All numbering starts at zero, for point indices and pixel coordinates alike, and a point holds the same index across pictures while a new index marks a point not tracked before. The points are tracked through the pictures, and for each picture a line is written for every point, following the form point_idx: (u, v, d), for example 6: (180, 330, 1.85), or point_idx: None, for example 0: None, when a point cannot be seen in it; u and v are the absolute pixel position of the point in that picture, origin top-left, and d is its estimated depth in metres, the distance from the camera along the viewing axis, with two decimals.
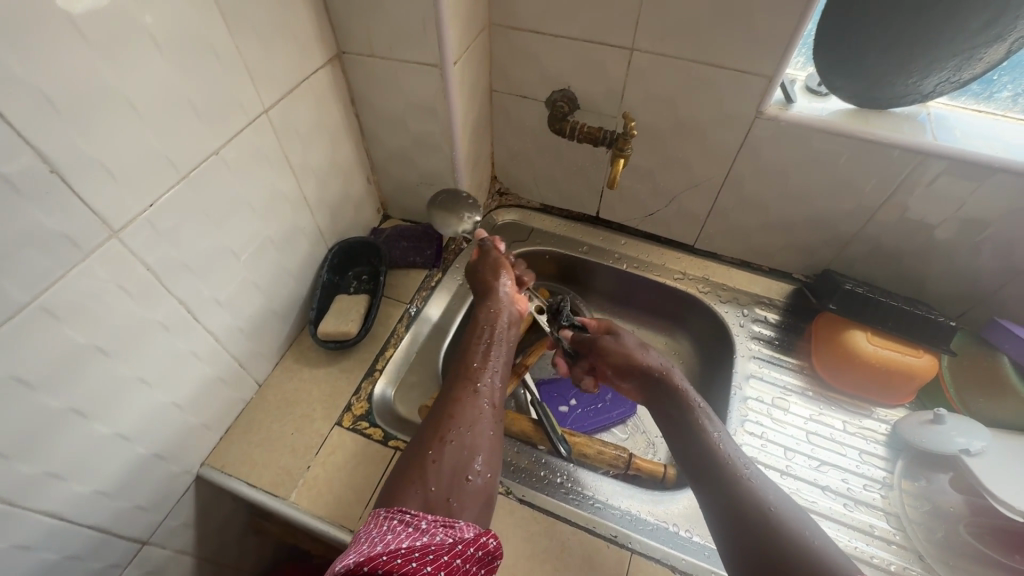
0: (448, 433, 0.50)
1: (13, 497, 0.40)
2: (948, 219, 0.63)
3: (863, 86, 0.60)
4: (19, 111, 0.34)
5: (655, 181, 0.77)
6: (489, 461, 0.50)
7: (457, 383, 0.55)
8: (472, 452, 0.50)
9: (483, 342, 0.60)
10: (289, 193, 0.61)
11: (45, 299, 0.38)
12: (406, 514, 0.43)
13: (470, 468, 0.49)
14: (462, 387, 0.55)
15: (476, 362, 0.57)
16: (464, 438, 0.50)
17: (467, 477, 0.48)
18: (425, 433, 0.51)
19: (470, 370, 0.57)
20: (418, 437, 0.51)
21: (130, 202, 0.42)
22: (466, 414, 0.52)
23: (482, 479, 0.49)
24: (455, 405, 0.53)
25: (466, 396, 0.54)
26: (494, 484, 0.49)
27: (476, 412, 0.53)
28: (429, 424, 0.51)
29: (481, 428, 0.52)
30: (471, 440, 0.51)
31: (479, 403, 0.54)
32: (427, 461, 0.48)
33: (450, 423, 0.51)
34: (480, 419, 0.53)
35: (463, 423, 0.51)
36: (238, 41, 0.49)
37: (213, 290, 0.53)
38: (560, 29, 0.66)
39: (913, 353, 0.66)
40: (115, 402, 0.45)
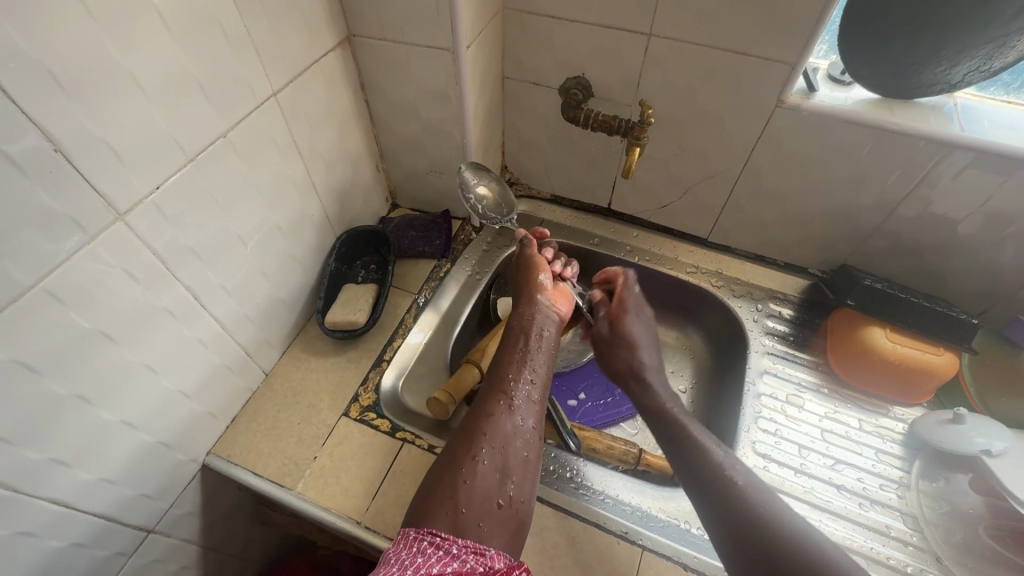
0: (481, 450, 0.49)
1: (17, 484, 0.39)
2: (973, 214, 0.61)
3: (889, 74, 0.58)
4: (21, 87, 0.32)
5: (669, 172, 0.75)
6: (520, 485, 0.49)
7: (492, 396, 0.54)
8: (505, 475, 0.48)
9: (519, 353, 0.58)
10: (297, 179, 0.60)
11: (49, 282, 0.37)
12: (436, 537, 0.42)
13: (502, 492, 0.48)
14: (497, 400, 0.53)
15: (512, 375, 0.56)
16: (498, 457, 0.49)
17: (498, 501, 0.47)
18: (458, 449, 0.49)
19: (506, 383, 0.55)
20: (449, 451, 0.50)
21: (135, 183, 0.41)
22: (500, 432, 0.51)
23: (514, 504, 0.48)
24: (489, 420, 0.51)
25: (500, 413, 0.52)
26: (524, 508, 0.48)
27: (511, 431, 0.51)
28: (462, 439, 0.50)
29: (514, 447, 0.50)
30: (505, 461, 0.49)
31: (514, 420, 0.52)
32: (459, 480, 0.47)
33: (485, 440, 0.50)
34: (514, 436, 0.51)
35: (497, 441, 0.50)
36: (248, 22, 0.47)
37: (220, 277, 0.52)
38: (575, 14, 0.64)
39: (934, 351, 0.64)
40: (121, 390, 0.45)
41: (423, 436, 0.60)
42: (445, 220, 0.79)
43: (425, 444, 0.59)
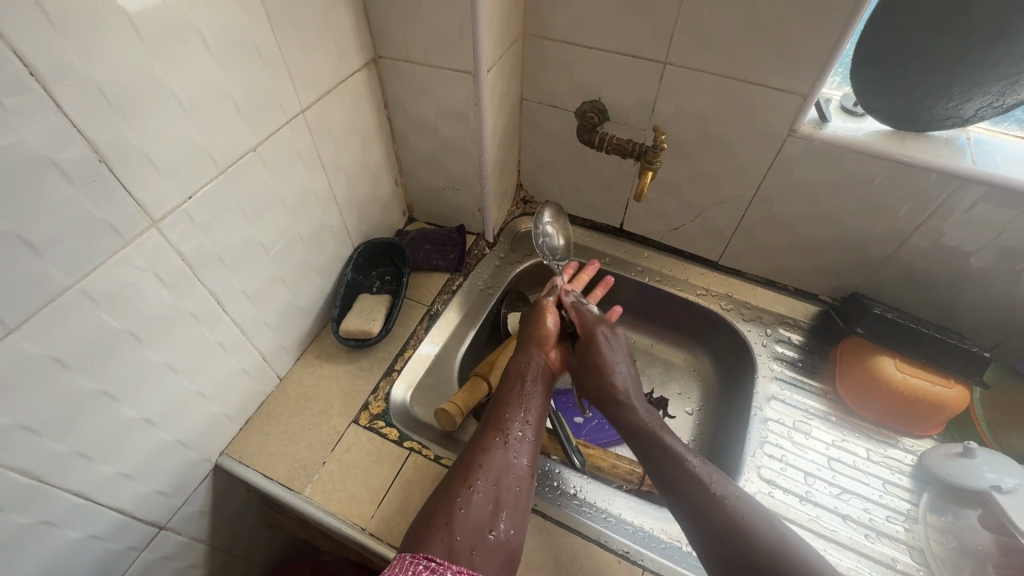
0: (475, 479, 0.50)
1: (44, 474, 0.41)
2: (985, 247, 0.61)
3: (901, 107, 0.59)
4: (73, 102, 0.35)
5: (682, 196, 0.76)
6: (514, 518, 0.49)
7: (490, 430, 0.54)
8: (499, 507, 0.49)
9: (517, 389, 0.59)
10: (319, 192, 0.62)
11: (85, 284, 0.39)
12: (432, 561, 0.42)
13: (496, 523, 0.48)
14: (493, 432, 0.54)
15: (511, 410, 0.56)
16: (491, 487, 0.49)
17: (491, 532, 0.47)
18: (454, 479, 0.50)
19: (504, 417, 0.55)
20: (447, 480, 0.50)
21: (169, 192, 0.43)
22: (496, 464, 0.51)
23: (506, 536, 0.47)
24: (486, 453, 0.52)
25: (496, 446, 0.52)
26: (517, 541, 0.48)
27: (506, 464, 0.51)
28: (458, 468, 0.51)
29: (509, 479, 0.51)
30: (498, 493, 0.49)
31: (508, 453, 0.52)
32: (455, 509, 0.47)
33: (481, 471, 0.50)
34: (508, 467, 0.51)
35: (493, 473, 0.50)
36: (281, 43, 0.50)
37: (242, 283, 0.54)
38: (593, 41, 0.66)
39: (944, 384, 0.64)
40: (144, 388, 0.47)
41: (429, 446, 0.61)
42: (460, 234, 0.81)
43: (431, 455, 0.60)
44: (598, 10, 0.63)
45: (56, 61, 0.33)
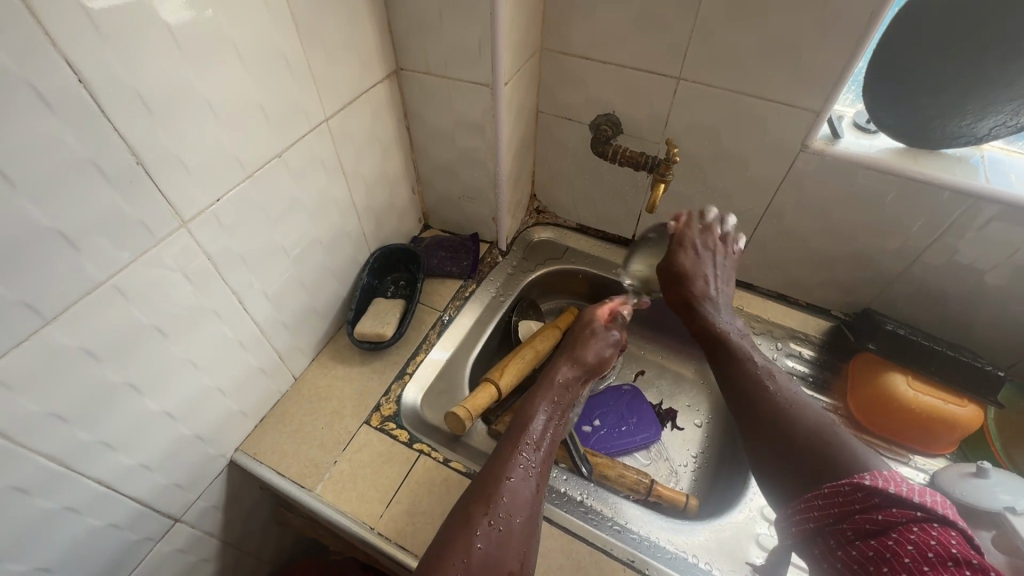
0: (495, 510, 0.45)
1: (70, 462, 0.43)
2: (1000, 265, 0.61)
3: (913, 124, 0.60)
4: (115, 107, 0.37)
5: (694, 209, 0.77)
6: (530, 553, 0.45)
7: (511, 453, 0.50)
8: (519, 543, 0.45)
9: (542, 412, 0.55)
10: (339, 198, 0.64)
11: (117, 279, 0.41)
12: None
13: (514, 560, 0.44)
14: (512, 459, 0.50)
15: (530, 433, 0.52)
16: (511, 519, 0.45)
17: (510, 571, 0.43)
18: (472, 508, 0.45)
19: (523, 442, 0.51)
20: (461, 509, 0.46)
21: (199, 194, 0.45)
22: (517, 496, 0.47)
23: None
24: (506, 482, 0.48)
25: (517, 474, 0.48)
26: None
27: (528, 496, 0.48)
28: (476, 495, 0.47)
29: (529, 510, 0.47)
30: (518, 527, 0.45)
31: (530, 484, 0.48)
32: (472, 542, 0.43)
33: (502, 503, 0.46)
34: (527, 499, 0.47)
35: (514, 505, 0.46)
36: (309, 55, 0.52)
37: (263, 284, 0.56)
38: (608, 56, 0.68)
39: (957, 402, 0.63)
40: (167, 382, 0.48)
41: (439, 449, 0.62)
42: (473, 243, 0.83)
43: (440, 457, 0.61)
44: (614, 26, 0.65)
45: (102, 70, 0.35)
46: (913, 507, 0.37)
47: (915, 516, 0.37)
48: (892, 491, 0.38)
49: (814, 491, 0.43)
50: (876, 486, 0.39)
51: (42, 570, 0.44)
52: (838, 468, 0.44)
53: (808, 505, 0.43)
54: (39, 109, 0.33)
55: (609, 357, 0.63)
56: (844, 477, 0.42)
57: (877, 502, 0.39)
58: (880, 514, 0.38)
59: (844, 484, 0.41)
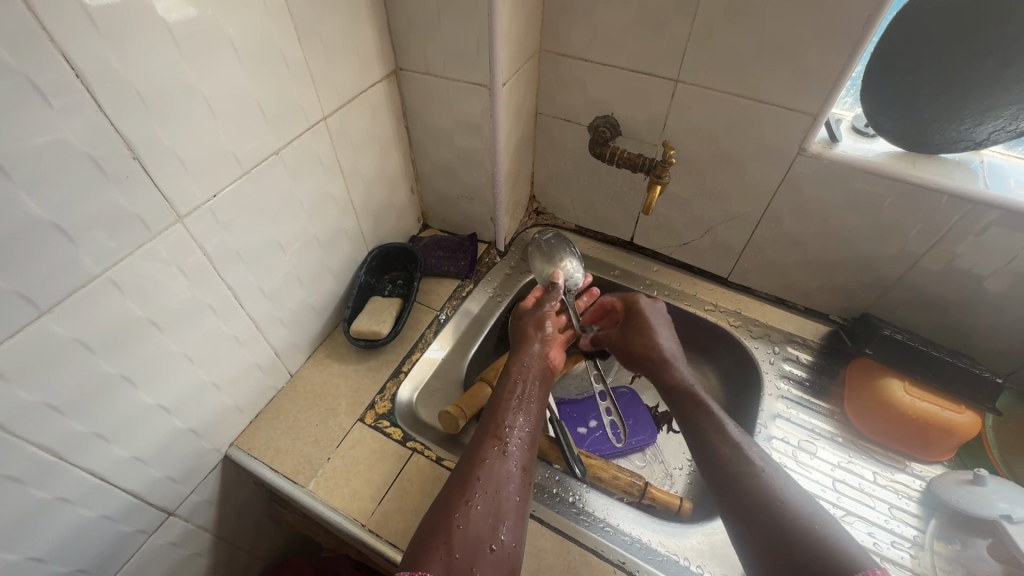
0: (473, 493, 0.46)
1: (63, 452, 0.43)
2: (999, 272, 0.60)
3: (912, 129, 0.59)
4: (112, 102, 0.38)
5: (691, 211, 0.77)
6: (514, 529, 0.45)
7: (486, 434, 0.51)
8: (498, 520, 0.45)
9: (514, 397, 0.55)
10: (337, 196, 0.65)
11: (113, 273, 0.42)
12: None
13: (496, 538, 0.44)
14: (486, 442, 0.50)
15: (505, 413, 0.53)
16: (489, 500, 0.46)
17: (492, 547, 0.43)
18: (452, 493, 0.46)
19: (497, 424, 0.52)
20: (443, 496, 0.47)
21: (195, 190, 0.46)
22: (496, 475, 0.47)
23: (510, 552, 0.44)
24: (483, 463, 0.48)
25: (493, 452, 0.49)
26: (518, 558, 0.44)
27: (507, 473, 0.48)
28: (455, 481, 0.47)
29: (507, 489, 0.47)
30: (497, 503, 0.46)
31: (507, 461, 0.49)
32: (453, 525, 0.44)
33: (479, 483, 0.47)
34: (503, 479, 0.47)
35: (492, 484, 0.47)
36: (308, 55, 0.53)
37: (259, 280, 0.57)
38: (607, 58, 0.68)
39: (955, 409, 0.63)
40: (162, 376, 0.49)
41: (432, 447, 0.62)
42: (471, 243, 0.84)
43: (433, 456, 0.61)
44: (612, 28, 0.65)
45: (100, 65, 0.36)
46: None
47: None
48: None
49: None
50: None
51: (36, 560, 0.45)
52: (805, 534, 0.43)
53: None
54: (36, 101, 0.34)
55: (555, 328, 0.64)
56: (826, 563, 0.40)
57: None
58: None
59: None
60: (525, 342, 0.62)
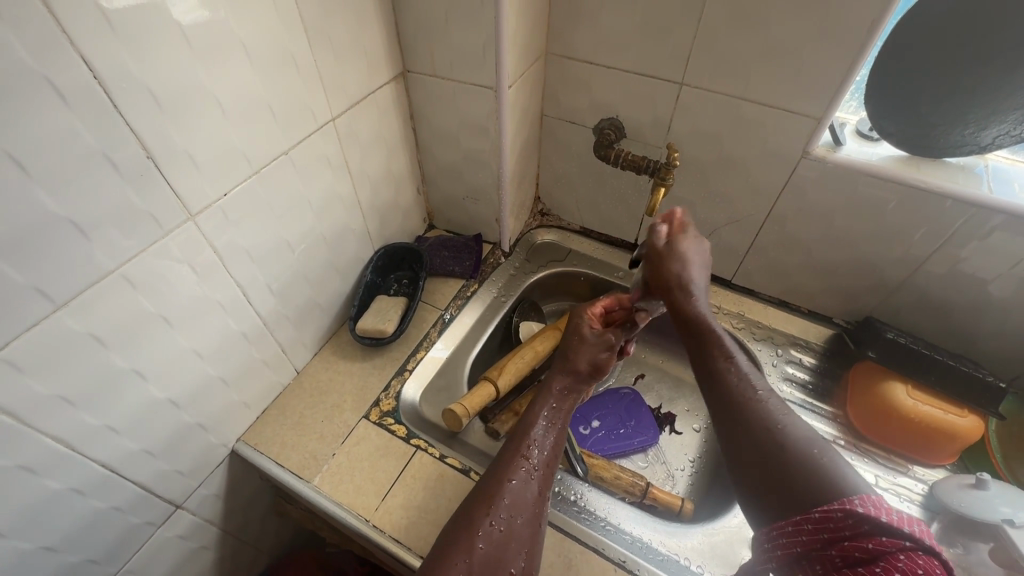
0: (497, 511, 0.46)
1: (76, 444, 0.44)
2: (1004, 276, 0.60)
3: (916, 134, 0.60)
4: (128, 102, 0.39)
5: (696, 214, 0.78)
6: (531, 554, 0.45)
7: (511, 456, 0.50)
8: (520, 544, 0.45)
9: (546, 417, 0.53)
10: (345, 196, 0.66)
11: (126, 269, 0.43)
12: None
13: (516, 560, 0.44)
14: (514, 461, 0.49)
15: (532, 436, 0.52)
16: (511, 522, 0.46)
17: (512, 570, 0.43)
18: (474, 508, 0.46)
19: (526, 443, 0.51)
20: (463, 510, 0.46)
21: (206, 189, 0.47)
22: (520, 499, 0.47)
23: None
24: (509, 483, 0.48)
25: (519, 475, 0.48)
26: None
27: (530, 498, 0.48)
28: (478, 496, 0.47)
29: (530, 513, 0.47)
30: (519, 527, 0.46)
31: (532, 485, 0.48)
32: (474, 542, 0.43)
33: (504, 503, 0.46)
34: (527, 503, 0.47)
35: (516, 507, 0.46)
36: (317, 57, 0.54)
37: (267, 277, 0.57)
38: (612, 61, 0.68)
39: (957, 413, 0.63)
40: (172, 371, 0.50)
41: (436, 445, 0.63)
42: (476, 243, 0.84)
43: (437, 453, 0.62)
44: (618, 32, 0.65)
45: (116, 67, 0.37)
46: (905, 537, 0.34)
47: (903, 545, 0.34)
48: (886, 518, 0.35)
49: (800, 512, 0.39)
50: (871, 515, 0.35)
51: (48, 549, 0.46)
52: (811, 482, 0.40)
53: (800, 526, 0.39)
54: (53, 101, 0.35)
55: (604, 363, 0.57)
56: (827, 502, 0.38)
57: (867, 530, 0.35)
58: (869, 542, 0.35)
59: (836, 509, 0.37)
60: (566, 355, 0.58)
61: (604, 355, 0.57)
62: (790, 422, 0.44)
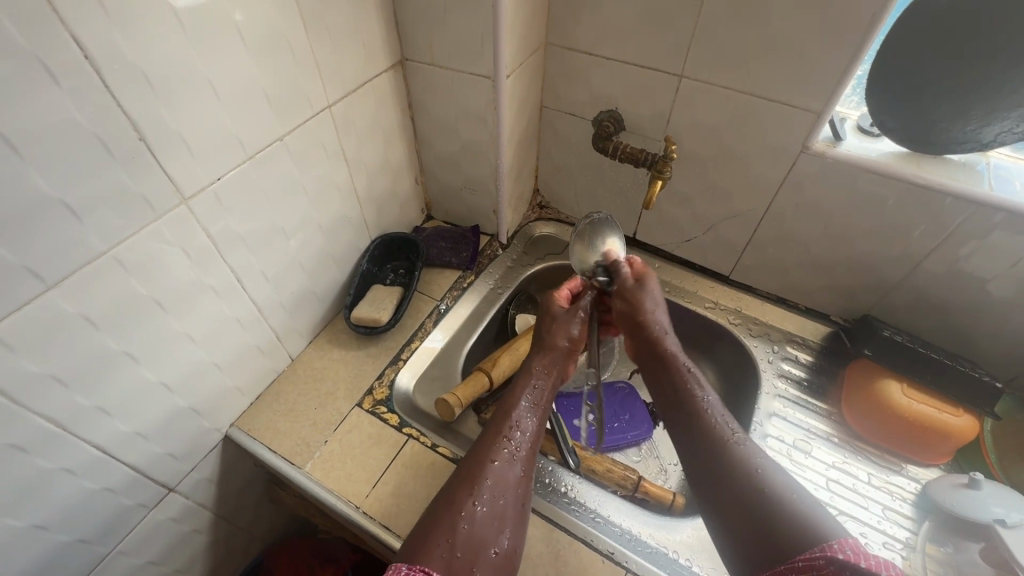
0: (480, 493, 0.45)
1: (67, 425, 0.44)
2: (1003, 275, 0.60)
3: (917, 129, 0.59)
4: (121, 84, 0.39)
5: (694, 208, 0.77)
6: (514, 532, 0.46)
7: (494, 437, 0.50)
8: (503, 524, 0.45)
9: (529, 398, 0.54)
10: (341, 184, 0.66)
11: (118, 252, 0.43)
12: None
13: (498, 540, 0.44)
14: (495, 441, 0.49)
15: (515, 418, 0.51)
16: (495, 504, 0.45)
17: (494, 549, 0.43)
18: (457, 489, 0.46)
19: (510, 423, 0.51)
20: (446, 492, 0.46)
21: (200, 173, 0.47)
22: (503, 479, 0.47)
23: (508, 555, 0.44)
24: (493, 464, 0.47)
25: (502, 456, 0.48)
26: (514, 560, 0.45)
27: (514, 478, 0.47)
28: (460, 478, 0.47)
29: (513, 493, 0.47)
30: (502, 508, 0.46)
31: (516, 466, 0.48)
32: (457, 524, 0.43)
33: (487, 485, 0.46)
34: (511, 483, 0.47)
35: (498, 488, 0.46)
36: (313, 43, 0.54)
37: (262, 264, 0.58)
38: (612, 53, 0.68)
39: (952, 412, 0.62)
40: (165, 355, 0.50)
41: (427, 434, 0.63)
42: (474, 235, 0.84)
43: (428, 442, 0.62)
44: (618, 22, 0.65)
45: (109, 48, 0.37)
46: None
47: None
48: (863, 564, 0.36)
49: (785, 562, 0.40)
50: (850, 561, 0.36)
51: (39, 528, 0.46)
52: (787, 534, 0.41)
53: (783, 574, 0.40)
54: (44, 80, 0.35)
55: (582, 336, 0.59)
56: (808, 551, 0.39)
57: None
58: None
59: (819, 556, 0.38)
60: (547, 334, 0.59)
61: (579, 337, 0.59)
62: (765, 468, 0.46)
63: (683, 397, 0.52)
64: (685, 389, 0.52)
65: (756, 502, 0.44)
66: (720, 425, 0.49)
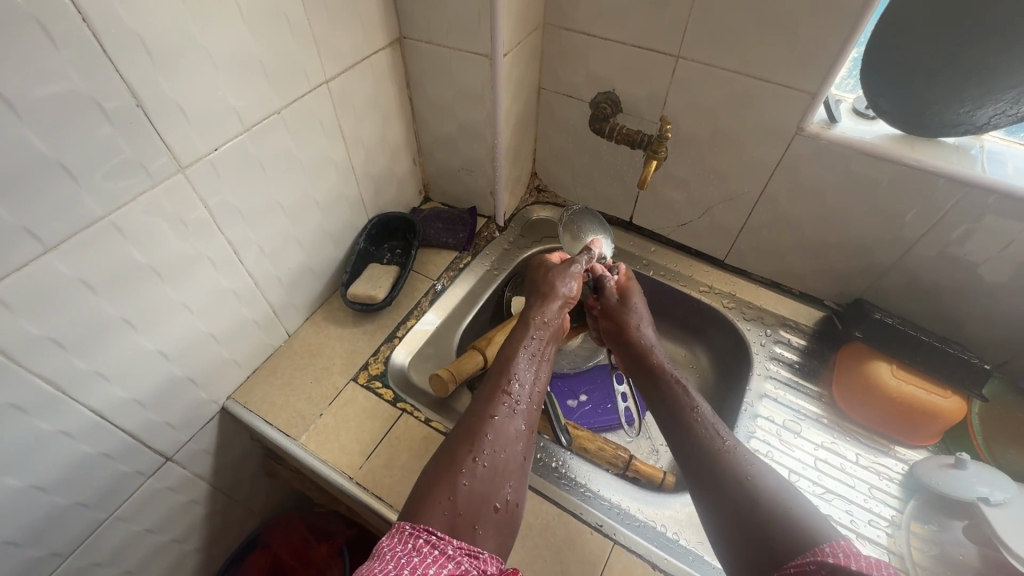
0: (480, 450, 0.46)
1: (66, 388, 0.45)
2: (994, 258, 0.60)
3: (910, 111, 0.59)
4: (118, 49, 0.39)
5: (689, 191, 0.78)
6: (516, 485, 0.46)
7: (493, 394, 0.51)
8: (504, 478, 0.46)
9: (526, 355, 0.55)
10: (338, 160, 0.66)
11: (116, 217, 0.43)
12: (432, 535, 0.39)
13: (500, 495, 0.45)
14: (494, 399, 0.50)
15: (514, 373, 0.53)
16: (496, 459, 0.46)
17: (497, 504, 0.44)
18: (457, 447, 0.46)
19: (507, 379, 0.52)
20: (446, 451, 0.47)
21: (197, 143, 0.48)
22: (503, 433, 0.48)
23: (511, 510, 0.45)
24: (492, 419, 0.48)
25: (501, 411, 0.49)
26: (518, 514, 0.46)
27: (514, 433, 0.48)
28: (460, 438, 0.47)
29: (513, 447, 0.48)
30: (503, 462, 0.46)
31: (516, 421, 0.49)
32: (458, 480, 0.44)
33: (488, 440, 0.47)
34: (512, 438, 0.48)
35: (499, 443, 0.47)
36: (311, 17, 0.54)
37: (259, 238, 0.58)
38: (610, 33, 0.68)
39: (941, 394, 0.63)
40: (163, 323, 0.51)
41: (421, 409, 0.64)
42: (471, 216, 0.85)
43: (422, 417, 0.63)
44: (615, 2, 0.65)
45: (106, 13, 0.37)
46: None
47: None
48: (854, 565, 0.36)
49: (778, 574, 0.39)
50: (839, 562, 0.36)
51: (38, 489, 0.47)
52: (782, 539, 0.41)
53: None
54: (42, 41, 0.35)
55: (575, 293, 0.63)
56: (801, 556, 0.39)
57: None
58: None
59: (810, 562, 0.38)
60: (545, 292, 0.62)
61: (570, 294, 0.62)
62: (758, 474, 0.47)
63: (677, 408, 0.55)
64: (680, 400, 0.55)
65: (750, 508, 0.44)
66: (714, 434, 0.51)
